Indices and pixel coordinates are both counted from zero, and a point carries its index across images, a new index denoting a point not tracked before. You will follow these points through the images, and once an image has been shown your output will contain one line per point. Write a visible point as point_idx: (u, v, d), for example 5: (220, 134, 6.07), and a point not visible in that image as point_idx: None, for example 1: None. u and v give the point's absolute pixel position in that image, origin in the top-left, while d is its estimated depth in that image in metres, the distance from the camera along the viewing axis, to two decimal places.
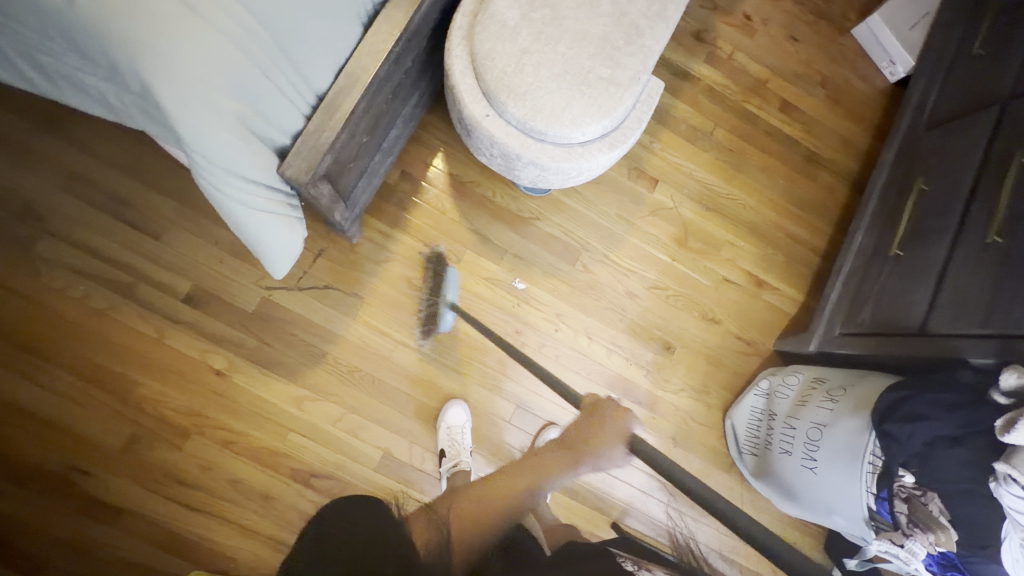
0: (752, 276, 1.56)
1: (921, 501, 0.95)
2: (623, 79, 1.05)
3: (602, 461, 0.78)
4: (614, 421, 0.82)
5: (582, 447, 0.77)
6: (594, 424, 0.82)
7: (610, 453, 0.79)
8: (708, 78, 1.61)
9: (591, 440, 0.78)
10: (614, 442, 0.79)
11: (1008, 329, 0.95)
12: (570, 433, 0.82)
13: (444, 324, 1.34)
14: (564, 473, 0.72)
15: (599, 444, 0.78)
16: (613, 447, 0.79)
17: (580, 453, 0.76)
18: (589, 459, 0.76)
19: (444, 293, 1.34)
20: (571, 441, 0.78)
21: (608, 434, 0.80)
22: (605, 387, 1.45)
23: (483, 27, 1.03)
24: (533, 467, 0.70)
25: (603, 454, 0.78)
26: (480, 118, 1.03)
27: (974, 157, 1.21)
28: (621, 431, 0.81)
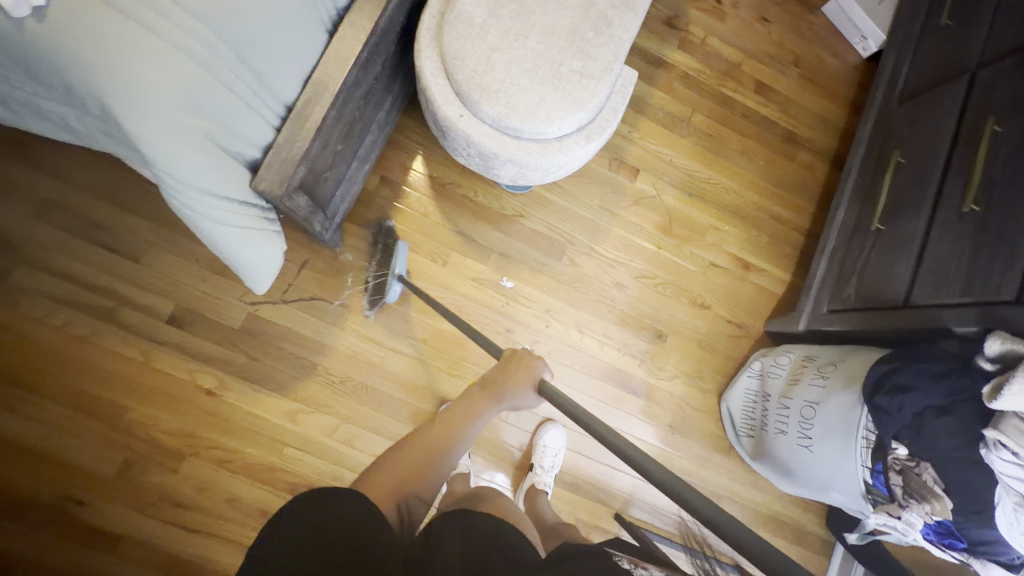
0: (739, 259, 1.57)
1: (916, 472, 0.94)
2: (595, 70, 1.05)
3: (518, 398, 0.91)
4: (530, 363, 0.94)
5: (500, 389, 0.89)
6: (510, 367, 0.93)
7: (523, 391, 0.91)
8: (682, 64, 1.61)
9: (508, 382, 0.90)
10: (527, 383, 0.92)
11: (988, 296, 0.96)
12: (488, 373, 0.94)
13: (391, 296, 1.33)
14: (482, 414, 0.85)
15: (516, 385, 0.91)
16: (525, 387, 0.92)
17: (499, 393, 0.89)
18: (508, 399, 0.89)
19: (393, 264, 1.32)
20: (491, 383, 0.90)
21: (521, 375, 0.92)
22: (599, 379, 1.45)
23: (451, 27, 1.02)
24: (460, 419, 0.81)
25: (520, 393, 0.91)
26: (454, 119, 1.02)
27: (947, 128, 1.22)
28: (535, 369, 0.94)
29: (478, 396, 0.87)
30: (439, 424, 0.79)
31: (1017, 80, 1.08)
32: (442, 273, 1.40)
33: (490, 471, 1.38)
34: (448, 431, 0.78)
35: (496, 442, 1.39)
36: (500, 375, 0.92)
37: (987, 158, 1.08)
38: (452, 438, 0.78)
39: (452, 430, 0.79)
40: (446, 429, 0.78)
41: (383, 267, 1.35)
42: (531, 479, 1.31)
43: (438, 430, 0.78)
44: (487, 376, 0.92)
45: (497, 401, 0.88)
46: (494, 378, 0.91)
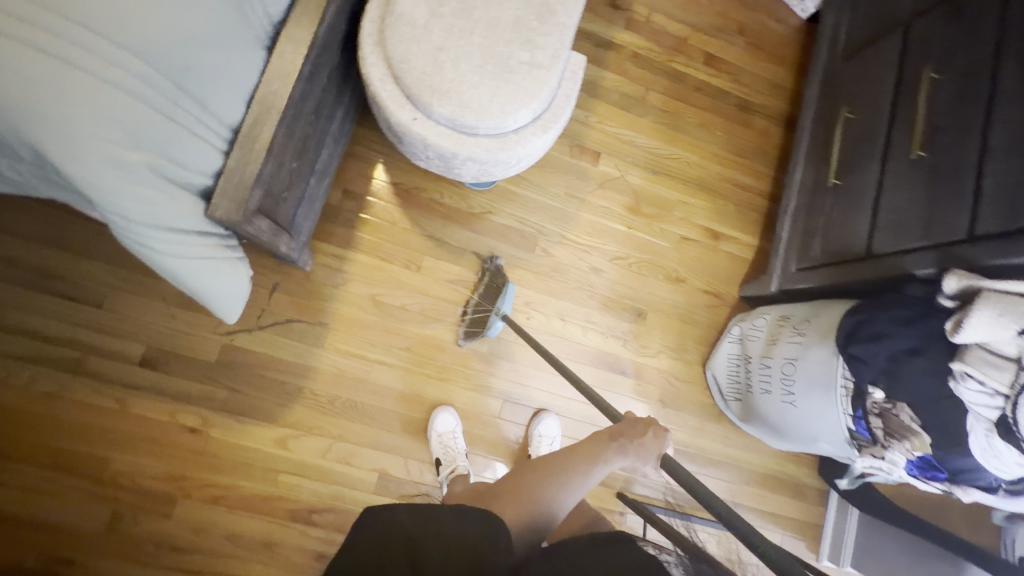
0: (708, 230, 1.59)
1: (894, 413, 0.98)
2: (543, 60, 1.05)
3: (639, 463, 0.82)
4: (654, 429, 0.85)
5: (623, 445, 0.81)
6: (637, 426, 0.85)
7: (645, 457, 0.82)
8: (630, 44, 1.61)
9: (632, 440, 0.82)
10: (649, 451, 0.82)
11: (943, 238, 1.00)
12: (616, 427, 0.85)
13: (491, 330, 1.34)
14: (602, 461, 0.78)
15: (639, 446, 0.82)
16: (650, 452, 0.82)
17: (619, 449, 0.81)
18: (626, 458, 0.81)
19: (499, 303, 1.33)
20: (615, 436, 0.83)
21: (648, 440, 0.83)
22: (587, 364, 1.46)
23: (393, 30, 0.99)
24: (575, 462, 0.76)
25: (643, 457, 0.82)
26: (408, 123, 1.00)
27: (890, 80, 1.26)
28: (660, 436, 0.84)
29: (601, 443, 0.81)
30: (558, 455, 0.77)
31: (949, 27, 1.12)
32: (418, 279, 1.38)
33: (491, 470, 1.38)
34: (563, 461, 0.76)
35: (492, 439, 1.39)
36: (627, 432, 0.83)
37: (928, 105, 1.11)
38: (568, 467, 0.75)
39: (568, 464, 0.76)
40: (562, 461, 0.76)
41: (484, 304, 1.37)
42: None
43: (550, 464, 0.75)
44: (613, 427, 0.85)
45: (618, 456, 0.80)
46: (619, 434, 0.84)
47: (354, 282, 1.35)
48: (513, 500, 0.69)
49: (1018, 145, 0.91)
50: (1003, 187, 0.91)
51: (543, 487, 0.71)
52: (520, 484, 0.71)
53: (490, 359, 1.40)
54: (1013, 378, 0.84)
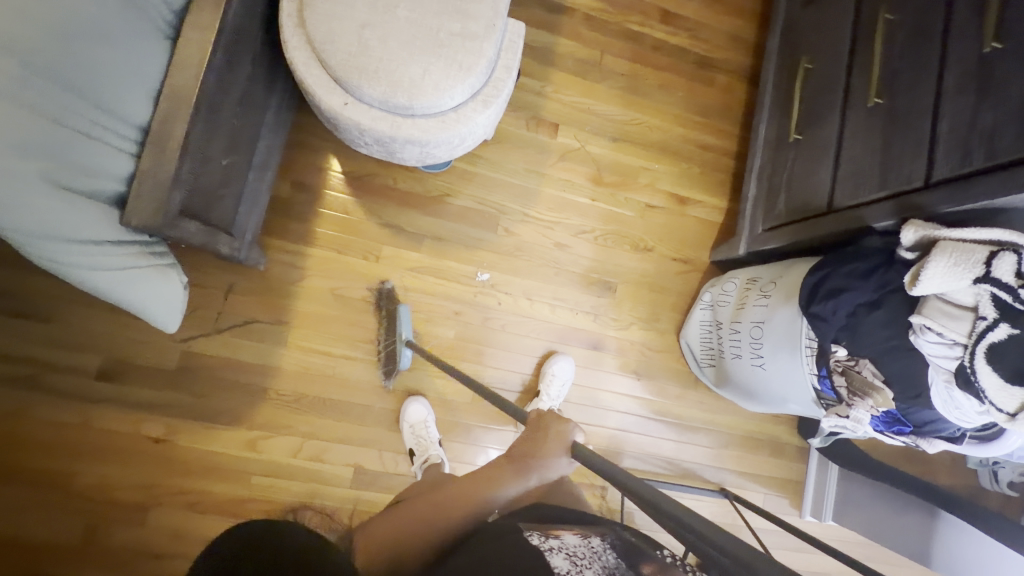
0: (674, 196, 1.56)
1: (856, 370, 0.96)
2: (478, 30, 0.98)
3: (548, 472, 0.76)
4: (552, 428, 0.79)
5: (524, 462, 0.75)
6: (538, 434, 0.79)
7: (554, 462, 0.76)
8: (583, 6, 1.54)
9: (531, 455, 0.76)
10: (555, 452, 0.77)
11: (900, 187, 0.97)
12: (518, 441, 0.79)
13: (404, 362, 1.31)
14: (499, 488, 0.71)
15: (543, 456, 0.76)
16: (558, 454, 0.77)
17: (521, 467, 0.74)
18: (532, 473, 0.74)
19: (399, 331, 1.30)
20: (517, 456, 0.76)
21: (551, 443, 0.77)
22: (558, 342, 1.45)
23: (313, 9, 0.93)
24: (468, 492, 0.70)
25: (552, 465, 0.76)
26: (339, 108, 0.95)
27: (847, 25, 1.20)
28: (563, 433, 0.78)
29: (499, 470, 0.74)
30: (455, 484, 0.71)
31: None
32: (378, 269, 1.35)
33: (468, 454, 1.38)
34: (458, 492, 0.70)
35: (466, 424, 1.38)
36: (529, 445, 0.78)
37: (884, 48, 1.07)
38: (462, 499, 0.69)
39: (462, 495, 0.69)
40: (456, 494, 0.69)
41: (389, 331, 1.32)
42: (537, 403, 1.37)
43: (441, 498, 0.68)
44: (516, 446, 0.78)
45: (521, 474, 0.74)
46: (522, 450, 0.77)
47: (311, 277, 1.31)
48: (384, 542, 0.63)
49: (972, 83, 0.87)
50: (959, 130, 0.88)
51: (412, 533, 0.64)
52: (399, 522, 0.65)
53: (459, 344, 1.38)
54: (971, 327, 0.82)
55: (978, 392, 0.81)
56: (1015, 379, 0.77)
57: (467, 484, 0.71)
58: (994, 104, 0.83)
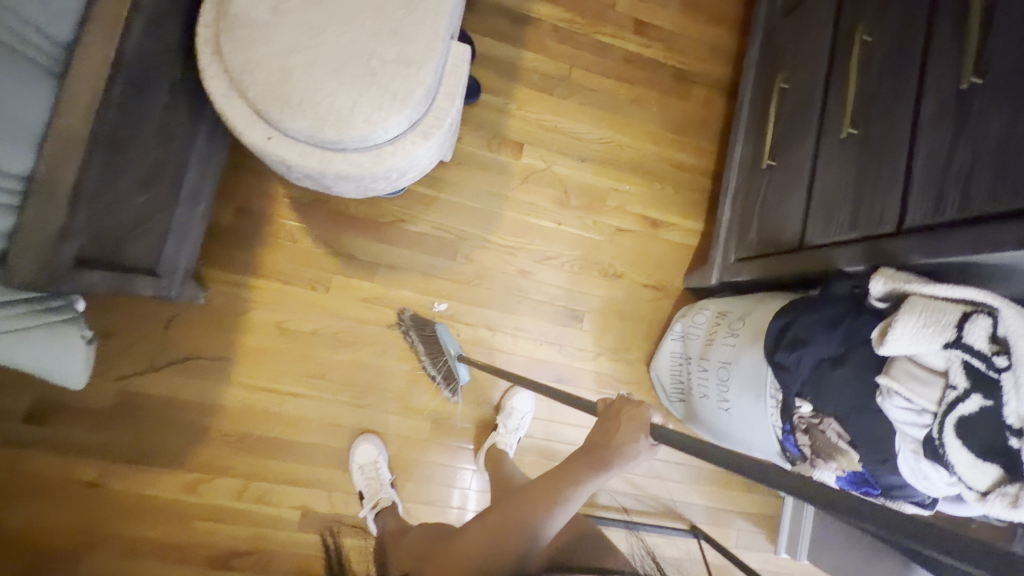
0: (646, 218, 1.48)
1: (821, 429, 0.91)
2: (414, 54, 0.89)
3: (630, 461, 0.71)
4: (621, 413, 0.73)
5: (599, 456, 0.72)
6: (609, 422, 0.73)
7: (630, 450, 0.71)
8: (550, 17, 1.44)
9: (606, 447, 0.72)
10: (629, 440, 0.71)
11: (870, 228, 0.89)
12: (594, 429, 0.74)
13: (461, 377, 1.28)
14: (577, 489, 0.72)
15: (617, 445, 0.71)
16: (635, 440, 0.71)
17: (598, 463, 0.72)
18: (609, 467, 0.71)
19: (446, 349, 1.27)
20: (591, 450, 0.73)
21: (625, 428, 0.71)
22: (522, 374, 1.38)
23: (228, 35, 0.85)
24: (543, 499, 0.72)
25: (629, 453, 0.71)
26: (262, 143, 0.87)
27: (825, 42, 1.11)
28: (633, 420, 0.71)
29: (577, 468, 0.73)
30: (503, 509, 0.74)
31: None
32: (328, 300, 1.28)
33: (425, 493, 1.32)
34: (509, 520, 0.71)
35: (422, 461, 1.32)
36: (603, 437, 0.73)
37: (860, 71, 0.98)
38: (529, 518, 0.71)
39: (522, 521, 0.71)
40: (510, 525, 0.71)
41: (435, 352, 1.29)
42: (494, 438, 1.29)
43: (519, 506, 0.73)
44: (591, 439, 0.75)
45: (599, 468, 0.72)
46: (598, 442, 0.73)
47: (256, 310, 1.24)
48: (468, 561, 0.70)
49: (948, 118, 0.79)
50: (933, 170, 0.80)
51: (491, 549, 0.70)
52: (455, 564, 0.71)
53: (415, 378, 1.31)
54: (940, 394, 0.75)
55: (947, 466, 0.74)
56: (985, 454, 0.71)
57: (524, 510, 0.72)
58: (970, 145, 0.74)
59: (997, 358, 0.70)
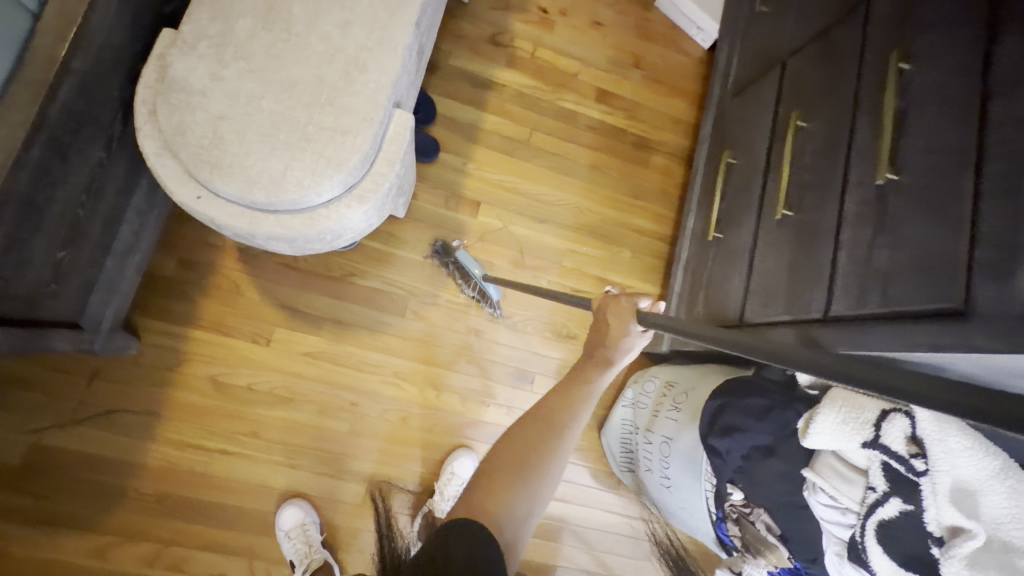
0: (602, 280, 1.48)
1: (750, 520, 0.86)
2: (352, 124, 0.91)
3: (629, 351, 0.72)
4: (613, 308, 0.73)
5: (599, 353, 0.72)
6: (602, 320, 0.74)
7: (627, 341, 0.71)
8: (513, 83, 1.49)
9: (606, 343, 0.72)
10: (626, 328, 0.71)
11: (802, 313, 0.89)
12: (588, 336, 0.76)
13: (495, 294, 1.30)
14: (588, 392, 0.71)
15: (615, 338, 0.71)
16: (629, 330, 0.71)
17: (602, 360, 0.72)
18: (613, 361, 0.72)
19: (473, 270, 1.29)
20: (591, 351, 0.74)
21: (619, 320, 0.71)
22: (467, 437, 1.33)
23: (165, 99, 0.86)
24: (559, 410, 0.69)
25: (626, 344, 0.72)
26: (191, 203, 0.86)
27: (766, 124, 1.15)
28: (625, 310, 0.72)
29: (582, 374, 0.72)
30: (522, 423, 0.68)
31: (820, 70, 1.02)
32: (268, 354, 1.24)
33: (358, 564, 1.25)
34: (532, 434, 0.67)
35: (355, 529, 1.25)
36: (601, 335, 0.73)
37: (794, 156, 1.02)
38: (546, 432, 0.67)
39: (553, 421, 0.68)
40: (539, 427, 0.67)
41: (466, 276, 1.33)
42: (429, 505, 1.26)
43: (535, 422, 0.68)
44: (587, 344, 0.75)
45: (604, 367, 0.72)
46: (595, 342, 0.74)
47: (191, 362, 1.20)
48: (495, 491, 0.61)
49: (869, 212, 0.80)
50: (855, 262, 0.80)
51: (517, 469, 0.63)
52: (489, 482, 0.62)
53: (353, 440, 1.26)
54: (862, 494, 0.73)
55: (872, 572, 0.70)
56: (909, 563, 0.67)
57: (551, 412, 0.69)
58: (889, 241, 0.75)
59: (916, 461, 0.68)
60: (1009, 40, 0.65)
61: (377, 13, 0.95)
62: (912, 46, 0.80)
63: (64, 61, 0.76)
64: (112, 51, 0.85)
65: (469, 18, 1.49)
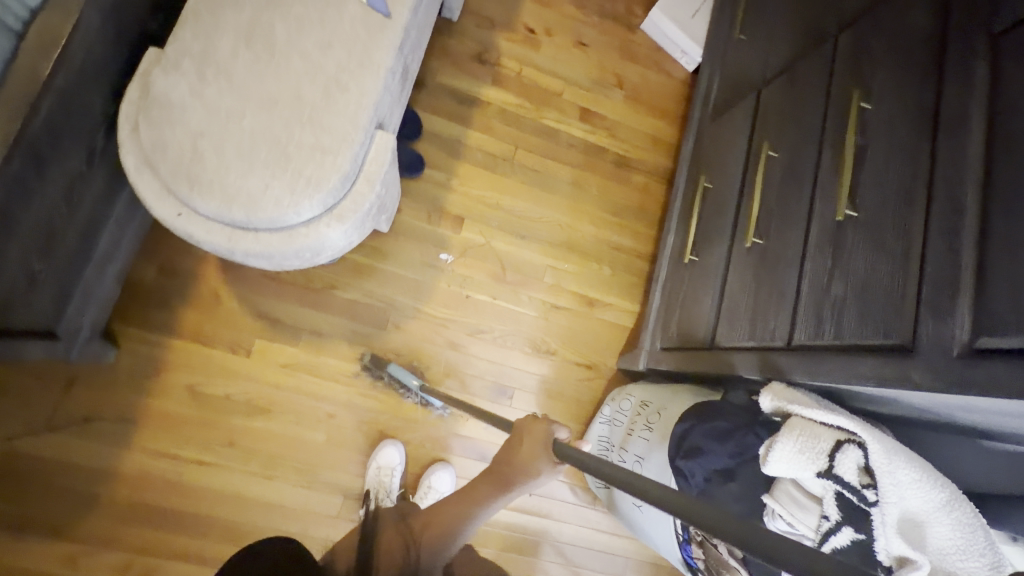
0: (581, 297, 1.50)
1: (713, 543, 0.90)
2: (332, 143, 0.92)
3: (531, 480, 0.77)
4: (530, 429, 0.79)
5: (504, 470, 0.79)
6: (518, 441, 0.80)
7: (532, 470, 0.76)
8: (498, 100, 1.52)
9: (512, 462, 0.79)
10: (536, 457, 0.76)
11: (766, 340, 0.91)
12: (502, 450, 0.82)
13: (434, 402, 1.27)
14: (481, 506, 0.79)
15: (522, 463, 0.77)
16: (538, 459, 0.76)
17: (506, 475, 0.78)
18: (516, 481, 0.77)
19: (407, 382, 1.25)
20: (499, 465, 0.80)
21: (530, 446, 0.78)
22: (444, 450, 1.34)
23: (147, 115, 0.87)
24: (453, 511, 0.78)
25: (531, 472, 0.77)
26: (171, 219, 0.88)
27: (740, 150, 1.18)
28: (541, 435, 0.78)
29: (482, 485, 0.80)
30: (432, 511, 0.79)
31: (788, 102, 1.05)
32: (245, 363, 1.25)
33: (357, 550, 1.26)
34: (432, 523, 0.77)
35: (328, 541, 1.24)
36: (514, 452, 0.79)
37: (764, 184, 1.04)
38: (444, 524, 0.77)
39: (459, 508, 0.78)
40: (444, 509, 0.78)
41: (404, 385, 1.29)
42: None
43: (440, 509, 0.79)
44: (499, 456, 0.82)
45: (504, 488, 0.78)
46: (505, 458, 0.80)
47: (168, 371, 1.21)
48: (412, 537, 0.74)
49: (828, 244, 0.83)
50: (814, 293, 0.83)
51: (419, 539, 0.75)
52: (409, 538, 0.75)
53: (329, 451, 1.26)
54: (817, 522, 0.75)
55: None
56: None
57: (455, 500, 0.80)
58: (843, 274, 0.78)
59: (868, 492, 0.70)
60: (952, 83, 0.68)
61: (359, 33, 0.97)
62: (870, 86, 0.84)
63: (45, 77, 0.77)
64: (94, 66, 0.86)
65: (456, 36, 1.51)
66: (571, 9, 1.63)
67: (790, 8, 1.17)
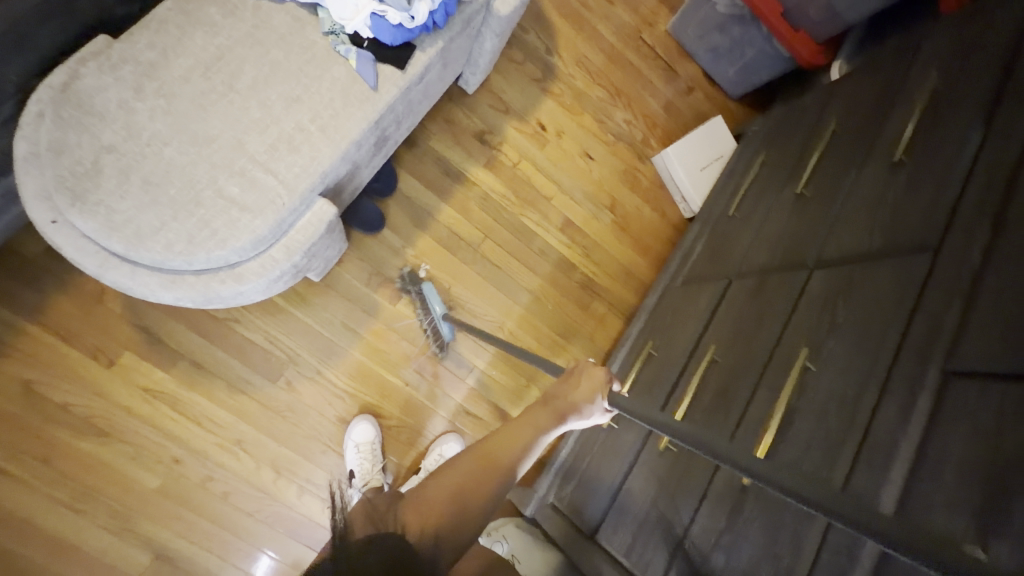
0: (499, 411, 1.37)
1: None
2: (256, 203, 0.83)
3: (583, 418, 0.75)
4: (592, 372, 0.77)
5: (559, 402, 0.75)
6: (573, 381, 0.77)
7: (587, 408, 0.75)
8: (485, 184, 1.46)
9: (569, 397, 0.75)
10: (594, 396, 0.75)
11: (640, 571, 0.86)
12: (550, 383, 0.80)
13: (446, 334, 1.30)
14: (538, 436, 0.73)
15: (579, 399, 0.75)
16: (593, 400, 0.75)
17: (559, 409, 0.74)
18: (571, 416, 0.74)
19: (433, 306, 1.29)
20: (551, 397, 0.76)
21: (590, 387, 0.76)
22: (288, 535, 1.18)
23: (62, 108, 0.78)
24: (503, 449, 0.71)
25: (585, 411, 0.75)
26: (41, 225, 0.76)
27: (692, 332, 1.13)
28: (601, 380, 0.76)
29: (535, 414, 0.75)
30: (458, 464, 0.69)
31: (748, 312, 1.01)
32: (103, 376, 1.11)
33: None
34: (459, 486, 0.66)
35: None
36: (568, 388, 0.77)
37: (698, 389, 0.98)
38: (479, 488, 0.67)
39: (506, 455, 0.71)
40: (487, 459, 0.70)
41: (425, 310, 1.31)
42: (412, 482, 1.25)
43: (483, 457, 0.70)
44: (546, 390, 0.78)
45: (557, 419, 0.74)
46: (555, 391, 0.77)
47: (10, 357, 1.06)
48: (425, 512, 0.62)
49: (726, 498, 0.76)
50: (697, 549, 0.77)
51: (450, 508, 0.64)
52: (429, 502, 0.64)
53: (156, 500, 1.11)
54: None
55: None
56: None
57: (500, 439, 0.73)
58: (729, 547, 0.72)
59: None
60: (890, 404, 0.65)
61: (334, 97, 0.89)
62: (819, 347, 0.80)
63: None
64: (16, 37, 0.78)
65: (466, 109, 1.46)
66: (590, 120, 1.61)
67: (784, 213, 1.14)
